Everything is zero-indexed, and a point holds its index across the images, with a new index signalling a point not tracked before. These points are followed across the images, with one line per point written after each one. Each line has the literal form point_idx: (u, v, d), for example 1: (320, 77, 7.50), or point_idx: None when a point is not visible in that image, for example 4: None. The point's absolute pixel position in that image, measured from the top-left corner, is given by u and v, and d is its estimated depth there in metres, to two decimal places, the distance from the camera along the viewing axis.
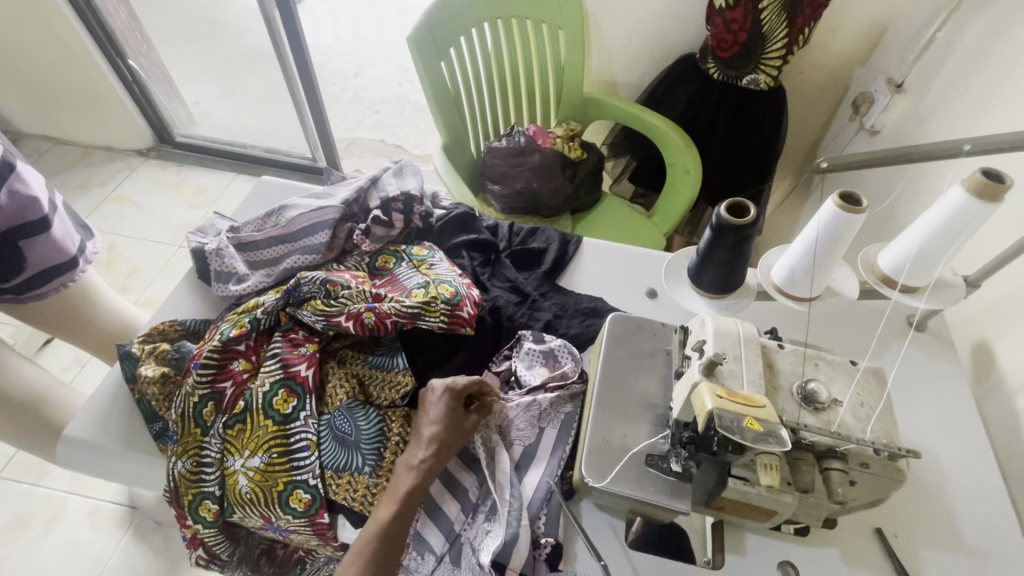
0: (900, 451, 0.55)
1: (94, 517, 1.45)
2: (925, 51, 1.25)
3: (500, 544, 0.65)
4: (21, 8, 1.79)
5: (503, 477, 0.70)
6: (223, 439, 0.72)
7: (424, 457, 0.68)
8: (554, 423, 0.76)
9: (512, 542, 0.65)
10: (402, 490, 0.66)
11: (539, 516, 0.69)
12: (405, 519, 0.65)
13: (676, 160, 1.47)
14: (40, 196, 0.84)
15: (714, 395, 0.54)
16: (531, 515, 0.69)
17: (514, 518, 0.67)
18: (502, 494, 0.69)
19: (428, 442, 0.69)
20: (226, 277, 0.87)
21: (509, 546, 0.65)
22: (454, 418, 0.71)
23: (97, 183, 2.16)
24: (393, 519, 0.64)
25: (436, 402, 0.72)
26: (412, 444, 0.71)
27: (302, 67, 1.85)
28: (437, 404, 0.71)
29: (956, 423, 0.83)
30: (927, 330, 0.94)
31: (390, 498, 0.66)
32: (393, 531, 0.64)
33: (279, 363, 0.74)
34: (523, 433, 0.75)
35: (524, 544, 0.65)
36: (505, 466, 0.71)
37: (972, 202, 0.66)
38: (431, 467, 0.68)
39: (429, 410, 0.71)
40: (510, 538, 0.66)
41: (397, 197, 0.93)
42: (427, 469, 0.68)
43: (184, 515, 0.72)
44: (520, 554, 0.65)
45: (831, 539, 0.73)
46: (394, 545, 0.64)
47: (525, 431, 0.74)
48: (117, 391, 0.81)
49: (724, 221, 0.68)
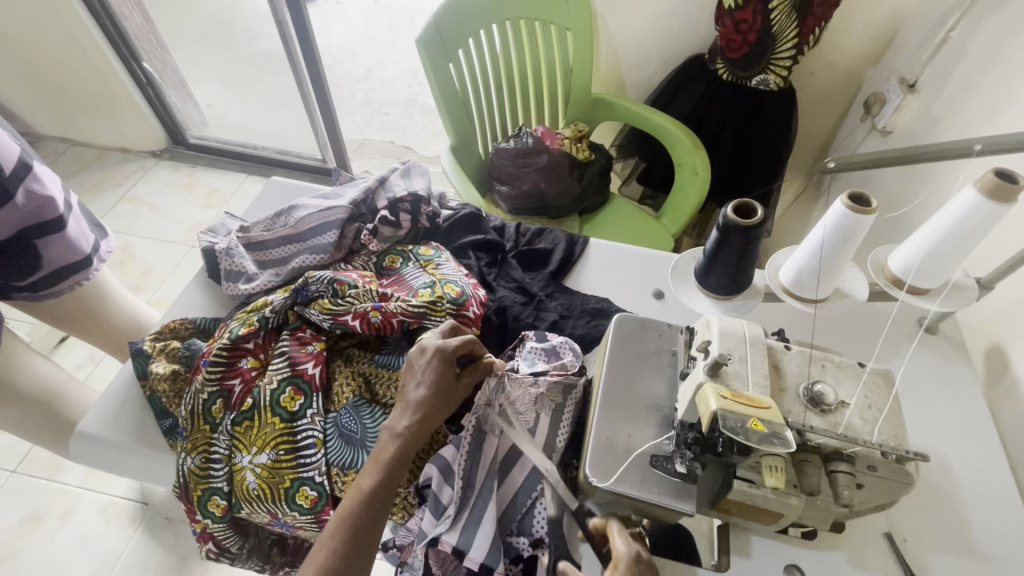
0: (907, 454, 0.55)
1: (106, 512, 1.47)
2: (939, 51, 1.23)
3: (462, 533, 0.67)
4: (41, 13, 1.83)
5: (482, 467, 0.71)
6: (231, 436, 0.73)
7: (411, 421, 0.69)
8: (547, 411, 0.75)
9: (476, 535, 0.66)
10: (386, 456, 0.67)
11: (535, 517, 0.70)
12: (390, 483, 0.65)
13: (684, 160, 1.46)
14: (56, 195, 0.86)
15: (718, 395, 0.54)
16: (526, 514, 0.70)
17: (481, 511, 0.68)
18: (474, 485, 0.70)
19: (414, 407, 0.69)
20: (236, 276, 0.88)
21: (474, 537, 0.66)
22: (442, 381, 0.70)
23: (112, 183, 2.19)
24: (377, 482, 0.65)
25: (425, 364, 0.71)
26: (399, 409, 0.71)
27: (313, 69, 1.87)
28: (426, 367, 0.71)
29: (969, 427, 0.82)
30: (939, 333, 0.93)
31: (374, 464, 0.66)
32: (377, 495, 0.65)
33: (287, 361, 0.75)
34: (525, 417, 0.74)
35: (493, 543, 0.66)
36: (488, 459, 0.72)
37: (984, 203, 0.66)
38: (417, 431, 0.68)
39: (417, 373, 0.71)
40: (472, 530, 0.67)
41: (405, 198, 0.94)
42: (412, 434, 0.68)
43: (194, 510, 0.74)
44: (481, 547, 0.65)
45: (838, 543, 0.72)
46: (377, 509, 0.64)
47: (526, 415, 0.74)
48: (130, 387, 0.82)
49: (730, 221, 0.68)
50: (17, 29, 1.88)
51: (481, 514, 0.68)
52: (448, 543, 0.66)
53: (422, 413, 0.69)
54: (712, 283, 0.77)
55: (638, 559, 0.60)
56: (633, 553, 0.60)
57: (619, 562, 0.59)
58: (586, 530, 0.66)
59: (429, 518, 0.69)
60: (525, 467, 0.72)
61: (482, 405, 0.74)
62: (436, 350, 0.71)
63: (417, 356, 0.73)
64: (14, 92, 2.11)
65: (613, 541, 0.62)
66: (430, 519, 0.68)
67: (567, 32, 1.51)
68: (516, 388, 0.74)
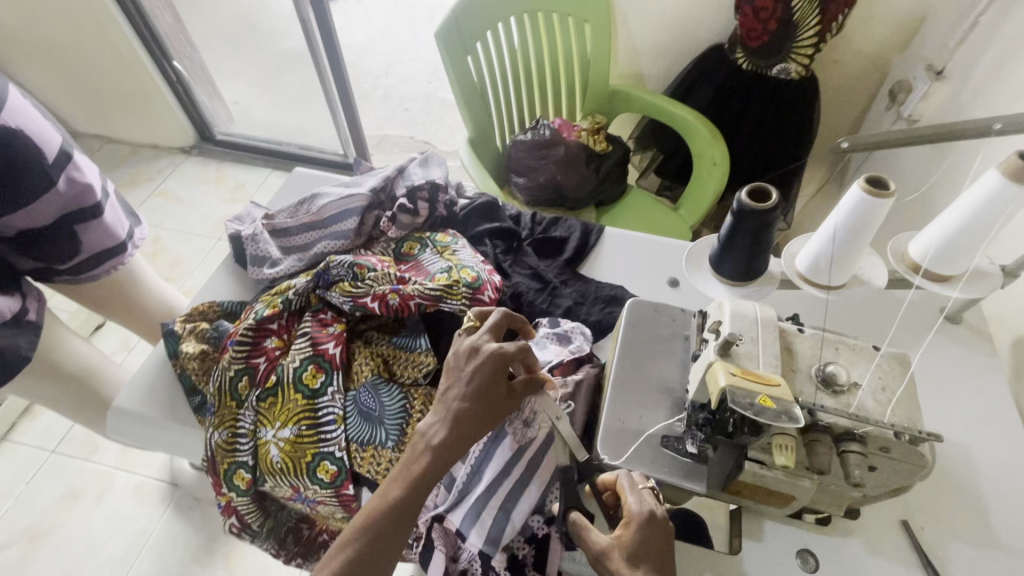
0: (921, 435, 0.54)
1: (139, 493, 1.54)
2: (968, 36, 1.21)
3: (463, 517, 0.69)
4: (79, 14, 1.91)
5: (496, 458, 0.71)
6: (256, 411, 0.76)
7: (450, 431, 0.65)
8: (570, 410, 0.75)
9: (478, 519, 0.68)
10: (420, 467, 0.64)
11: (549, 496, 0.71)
12: (418, 496, 0.63)
13: (703, 151, 1.46)
14: (94, 183, 0.90)
15: (727, 372, 0.55)
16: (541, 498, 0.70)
17: (489, 495, 0.69)
18: (482, 470, 0.72)
19: (455, 415, 0.66)
20: (261, 261, 0.92)
21: (479, 522, 0.68)
22: (491, 389, 0.66)
23: (144, 178, 2.28)
24: (406, 493, 0.62)
25: (474, 370, 0.67)
26: (438, 415, 0.67)
27: (336, 66, 1.92)
28: (476, 374, 0.67)
29: (991, 417, 0.81)
30: (963, 322, 0.91)
31: (404, 475, 0.63)
32: (404, 506, 0.62)
33: (309, 341, 0.77)
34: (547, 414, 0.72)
35: (498, 532, 0.67)
36: (503, 449, 0.72)
37: (1009, 186, 0.65)
38: (456, 441, 0.65)
39: (462, 378, 0.67)
40: (473, 512, 0.69)
41: (423, 186, 0.97)
42: (449, 446, 0.64)
43: (220, 483, 0.77)
44: (481, 534, 0.67)
45: (853, 530, 0.72)
46: (401, 521, 0.62)
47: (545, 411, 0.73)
48: (160, 366, 0.86)
49: (746, 205, 0.69)
50: (57, 30, 1.97)
51: (488, 499, 0.69)
52: (450, 524, 0.70)
53: (462, 423, 0.65)
54: (727, 269, 0.77)
55: (651, 517, 0.58)
56: (646, 512, 0.58)
57: (629, 522, 0.57)
58: (595, 487, 0.66)
59: (440, 493, 0.73)
60: (552, 457, 0.71)
61: None
62: (489, 355, 0.67)
63: (467, 358, 0.69)
64: (53, 92, 2.20)
65: (623, 497, 0.60)
66: (439, 493, 0.73)
67: (585, 24, 1.51)
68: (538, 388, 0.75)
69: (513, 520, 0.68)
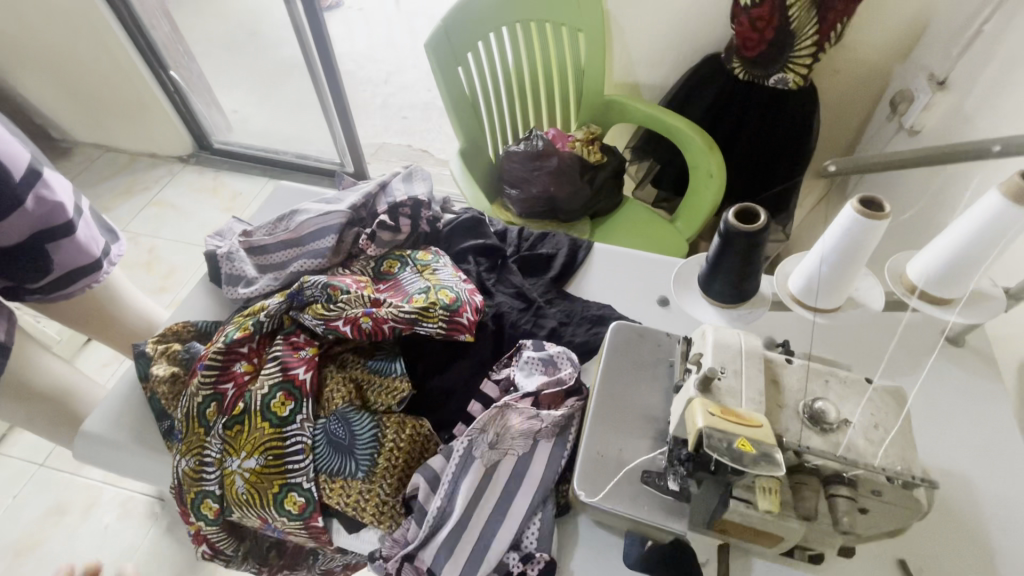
0: (915, 480, 0.50)
1: (126, 507, 1.52)
2: (970, 46, 1.17)
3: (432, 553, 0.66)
4: (76, 25, 1.91)
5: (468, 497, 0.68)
6: (222, 440, 0.73)
7: None
8: (548, 440, 0.72)
9: (451, 555, 0.66)
10: None
11: (529, 530, 0.68)
12: None
13: (698, 163, 1.42)
14: (66, 201, 0.88)
15: (705, 412, 0.51)
16: (518, 530, 0.67)
17: (461, 528, 0.67)
18: (456, 503, 0.67)
19: None
20: (236, 279, 0.89)
21: (449, 558, 0.66)
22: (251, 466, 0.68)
23: (141, 187, 2.27)
24: None
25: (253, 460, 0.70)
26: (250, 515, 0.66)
27: (331, 75, 1.90)
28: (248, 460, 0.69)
29: (995, 449, 0.77)
30: (966, 345, 0.87)
31: None
32: None
33: (279, 366, 0.75)
34: (518, 442, 0.71)
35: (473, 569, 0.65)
36: (475, 477, 0.69)
37: (1010, 209, 0.61)
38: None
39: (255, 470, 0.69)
40: (445, 548, 0.66)
41: (405, 202, 0.94)
42: None
43: (188, 512, 0.75)
44: (451, 571, 0.65)
45: (848, 568, 0.69)
46: None
47: (520, 441, 0.72)
48: (132, 389, 0.84)
49: (731, 227, 0.66)
50: (55, 40, 1.97)
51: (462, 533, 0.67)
52: (420, 564, 0.66)
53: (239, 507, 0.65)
54: (716, 291, 0.73)
55: None
56: None
57: None
58: None
59: (411, 528, 0.68)
60: (535, 489, 0.69)
61: (476, 429, 0.71)
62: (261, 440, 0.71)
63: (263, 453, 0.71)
64: (53, 101, 2.21)
65: None
66: (409, 527, 0.68)
67: (579, 33, 1.48)
68: (518, 417, 0.72)
69: (487, 553, 0.66)
